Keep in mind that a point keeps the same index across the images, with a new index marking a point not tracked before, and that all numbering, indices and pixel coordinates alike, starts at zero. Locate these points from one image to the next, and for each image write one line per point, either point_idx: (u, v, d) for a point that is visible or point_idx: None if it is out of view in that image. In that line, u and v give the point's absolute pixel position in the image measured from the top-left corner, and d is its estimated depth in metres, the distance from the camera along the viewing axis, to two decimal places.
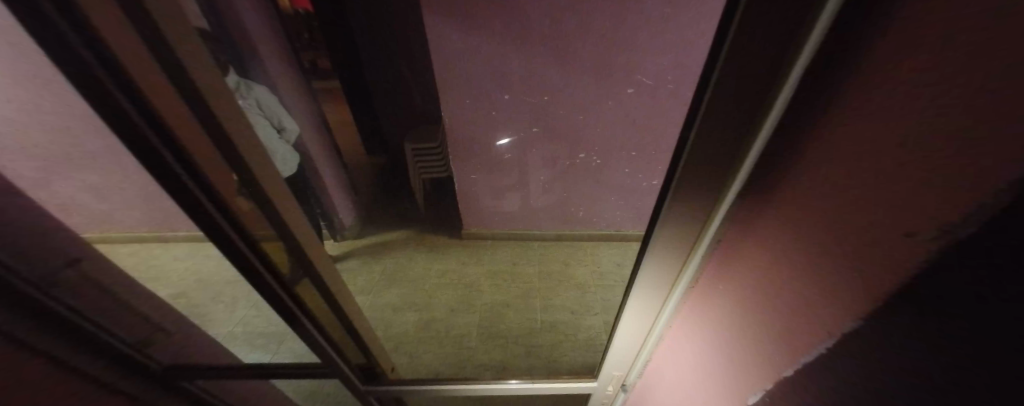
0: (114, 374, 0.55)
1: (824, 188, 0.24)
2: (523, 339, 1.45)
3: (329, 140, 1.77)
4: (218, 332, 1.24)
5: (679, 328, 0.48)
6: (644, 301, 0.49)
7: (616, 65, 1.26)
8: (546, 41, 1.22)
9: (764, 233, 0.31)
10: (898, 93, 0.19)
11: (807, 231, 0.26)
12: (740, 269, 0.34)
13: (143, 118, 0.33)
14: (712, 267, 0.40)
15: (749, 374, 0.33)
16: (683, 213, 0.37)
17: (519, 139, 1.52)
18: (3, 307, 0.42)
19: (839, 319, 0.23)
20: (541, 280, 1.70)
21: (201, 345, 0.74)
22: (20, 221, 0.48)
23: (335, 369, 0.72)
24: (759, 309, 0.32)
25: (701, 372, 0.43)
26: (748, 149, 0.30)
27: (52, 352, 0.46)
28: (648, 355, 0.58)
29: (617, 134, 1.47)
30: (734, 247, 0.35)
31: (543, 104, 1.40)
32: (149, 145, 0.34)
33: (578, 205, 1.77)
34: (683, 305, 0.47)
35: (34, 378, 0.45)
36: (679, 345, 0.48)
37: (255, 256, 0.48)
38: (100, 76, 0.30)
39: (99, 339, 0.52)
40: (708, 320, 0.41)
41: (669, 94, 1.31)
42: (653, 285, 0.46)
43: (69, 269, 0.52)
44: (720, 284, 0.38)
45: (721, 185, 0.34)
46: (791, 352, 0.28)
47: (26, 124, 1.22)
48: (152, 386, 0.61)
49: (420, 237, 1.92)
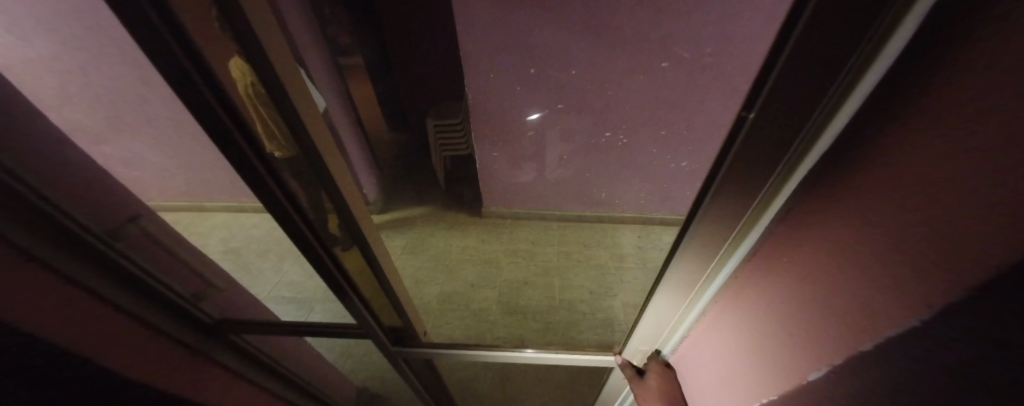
0: (175, 325, 0.59)
1: (904, 180, 0.22)
2: (543, 315, 1.48)
3: (353, 113, 1.79)
4: (258, 292, 1.33)
5: (721, 308, 0.45)
6: (685, 275, 0.47)
7: (651, 38, 1.19)
8: (578, 11, 1.16)
9: (827, 225, 0.28)
10: (999, 75, 0.17)
11: (885, 224, 0.23)
12: (801, 251, 0.31)
13: (206, 83, 0.35)
14: (765, 248, 0.36)
15: (804, 354, 0.31)
16: (738, 199, 0.35)
17: (544, 115, 1.50)
18: (73, 255, 0.45)
19: (901, 315, 0.22)
20: (560, 260, 1.70)
21: (248, 301, 0.80)
22: (92, 179, 0.52)
23: (370, 331, 0.75)
24: (808, 295, 0.31)
25: (746, 350, 0.41)
26: (813, 144, 0.28)
27: (118, 302, 0.50)
28: (681, 334, 0.56)
29: (645, 112, 1.43)
30: (795, 233, 0.32)
31: (570, 79, 1.36)
32: (212, 111, 0.37)
33: (601, 186, 1.75)
34: (727, 286, 0.44)
35: (114, 321, 0.49)
36: (720, 324, 0.46)
37: (305, 223, 0.52)
38: (171, 45, 0.31)
39: (158, 292, 0.56)
40: (756, 300, 0.38)
41: (706, 68, 1.24)
42: (699, 260, 0.44)
43: (132, 224, 0.56)
44: (776, 264, 0.35)
45: (777, 176, 0.32)
46: (853, 338, 0.26)
47: (94, 91, 1.32)
48: (206, 337, 0.65)
49: (441, 213, 1.95)
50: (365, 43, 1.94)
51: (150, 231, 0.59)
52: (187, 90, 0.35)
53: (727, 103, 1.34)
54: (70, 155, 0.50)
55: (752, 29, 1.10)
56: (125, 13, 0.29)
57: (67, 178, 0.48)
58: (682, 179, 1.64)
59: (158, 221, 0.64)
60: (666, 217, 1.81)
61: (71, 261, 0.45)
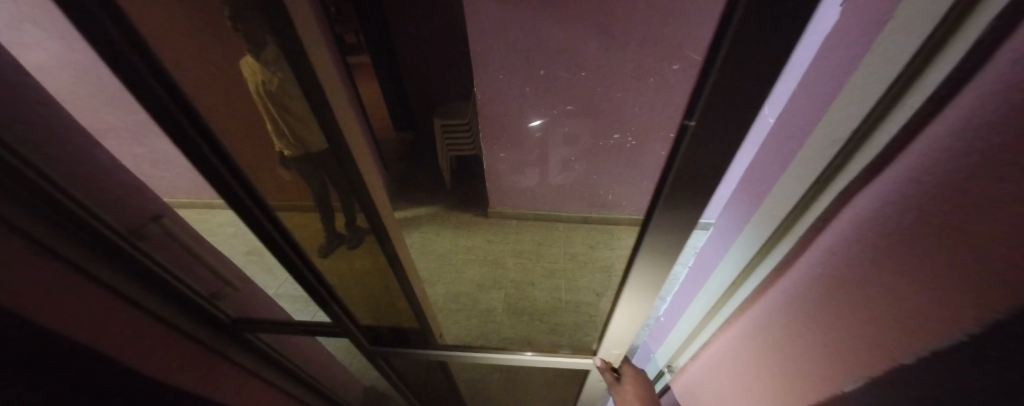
0: (191, 322, 0.59)
1: (993, 177, 0.23)
2: (547, 317, 1.50)
3: (361, 113, 1.79)
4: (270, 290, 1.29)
5: (768, 304, 0.48)
6: (738, 263, 0.50)
7: (663, 40, 1.18)
8: (590, 12, 1.17)
9: (888, 223, 0.31)
10: None
11: (946, 226, 0.26)
12: (859, 253, 0.34)
13: (164, 89, 0.37)
14: (821, 248, 0.39)
15: (853, 354, 0.34)
16: (800, 173, 0.39)
17: (552, 117, 1.51)
18: (92, 253, 0.45)
19: (965, 315, 0.23)
20: (567, 261, 1.70)
21: (263, 300, 0.80)
22: (114, 179, 0.52)
23: (345, 330, 0.78)
24: (864, 295, 0.33)
25: (791, 346, 0.43)
26: (882, 122, 0.31)
27: (136, 300, 0.50)
28: (721, 325, 0.59)
29: (655, 113, 1.43)
30: (852, 230, 0.35)
31: (579, 80, 1.36)
32: (171, 116, 0.38)
33: (608, 187, 1.74)
34: (779, 282, 0.46)
35: (132, 320, 0.49)
36: (764, 320, 0.49)
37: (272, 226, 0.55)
38: (130, 55, 0.33)
39: (176, 290, 0.57)
40: (808, 299, 0.41)
41: None
42: (752, 248, 0.47)
43: (152, 223, 0.56)
44: (831, 265, 0.37)
45: (842, 156, 0.35)
46: (908, 340, 0.28)
47: None
48: (222, 337, 0.66)
49: (446, 212, 1.89)
50: (373, 43, 1.95)
51: (170, 230, 0.59)
52: (145, 96, 0.37)
53: None
54: (93, 155, 0.50)
55: None
56: (93, 40, 0.32)
57: (88, 178, 0.47)
58: None
59: (177, 220, 0.64)
60: None
61: (91, 259, 0.45)
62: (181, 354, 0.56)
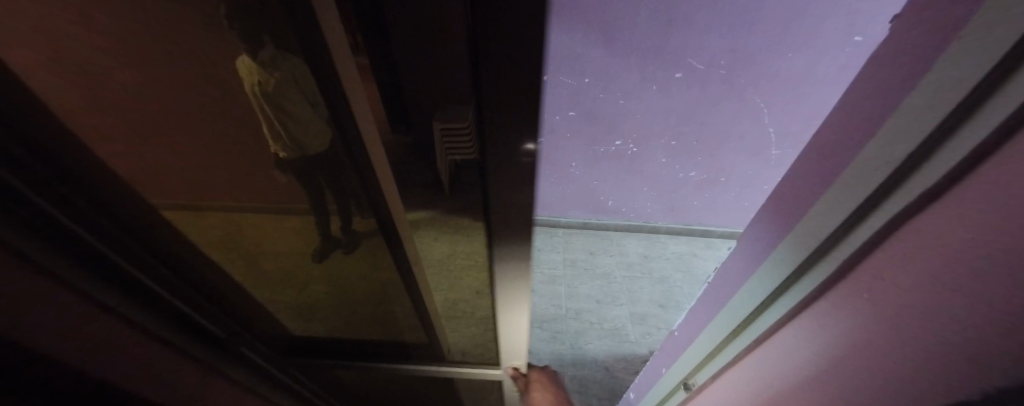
0: (197, 348, 0.53)
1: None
2: (550, 324, 1.44)
3: None
4: None
5: (809, 321, 0.48)
6: (782, 271, 0.50)
7: (667, 48, 1.24)
8: (595, 20, 1.20)
9: (935, 231, 0.31)
10: None
11: (996, 254, 0.26)
12: (906, 270, 0.34)
13: (34, 146, 0.29)
14: (872, 266, 0.39)
15: (905, 378, 0.34)
16: (844, 186, 0.39)
17: (554, 124, 1.51)
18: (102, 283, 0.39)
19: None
20: (566, 267, 1.69)
21: None
22: None
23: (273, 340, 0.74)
24: (916, 317, 0.34)
25: (834, 363, 0.43)
26: (930, 157, 0.30)
27: (145, 326, 0.44)
28: (750, 336, 0.59)
29: (656, 122, 1.46)
30: (903, 248, 0.35)
31: (583, 87, 1.38)
32: (66, 164, 0.32)
33: (607, 195, 1.76)
34: (822, 299, 0.46)
35: (136, 351, 0.43)
36: (805, 335, 0.48)
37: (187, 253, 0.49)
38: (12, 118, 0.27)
39: (183, 314, 0.50)
40: (856, 318, 0.40)
41: (719, 80, 1.30)
42: (798, 253, 0.47)
43: None
44: (882, 284, 0.37)
45: (894, 181, 0.34)
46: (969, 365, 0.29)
47: None
48: (224, 356, 0.60)
49: None
50: None
51: None
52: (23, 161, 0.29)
53: (734, 113, 1.40)
54: None
55: (764, 40, 1.18)
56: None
57: None
58: (689, 187, 1.68)
59: None
60: (670, 225, 1.85)
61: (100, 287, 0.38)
62: (186, 383, 0.52)
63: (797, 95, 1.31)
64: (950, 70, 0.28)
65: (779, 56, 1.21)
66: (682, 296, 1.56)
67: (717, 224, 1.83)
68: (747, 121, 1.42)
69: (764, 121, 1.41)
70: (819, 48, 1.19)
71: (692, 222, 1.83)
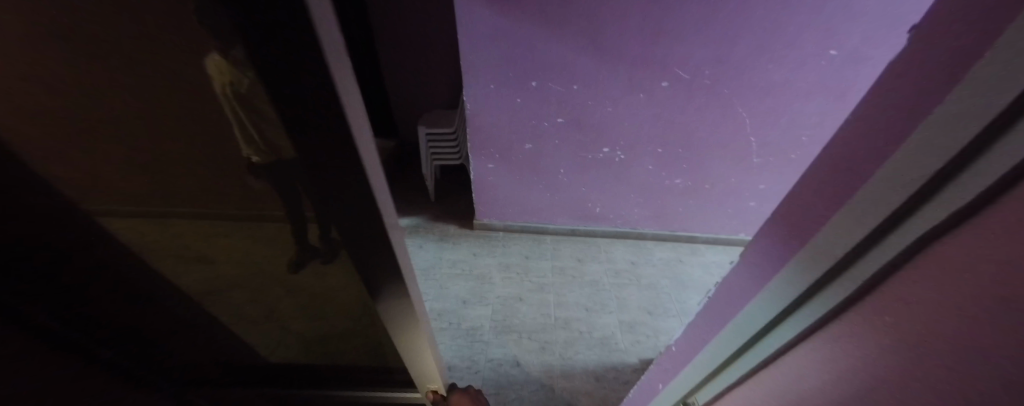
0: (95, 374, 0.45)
1: None
2: (538, 335, 1.38)
3: None
4: None
5: (781, 374, 0.42)
6: (748, 319, 0.44)
7: (654, 57, 1.25)
8: (583, 27, 1.20)
9: (913, 303, 0.27)
10: None
11: (987, 344, 0.22)
12: (883, 340, 0.30)
13: None
14: (845, 326, 0.33)
15: None
16: (809, 248, 0.35)
17: (542, 131, 1.50)
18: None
19: None
20: (554, 276, 1.66)
21: None
22: None
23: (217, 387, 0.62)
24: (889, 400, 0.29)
25: None
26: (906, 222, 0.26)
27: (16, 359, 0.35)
28: (723, 383, 0.53)
29: (642, 130, 1.46)
30: (879, 312, 0.30)
31: (572, 94, 1.37)
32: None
33: (595, 201, 1.76)
34: (796, 352, 0.40)
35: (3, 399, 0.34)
36: (777, 388, 0.43)
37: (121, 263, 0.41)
38: None
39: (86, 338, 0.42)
40: (829, 384, 0.35)
41: (704, 90, 1.33)
42: (764, 306, 0.42)
43: None
44: (856, 352, 0.32)
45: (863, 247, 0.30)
46: None
47: None
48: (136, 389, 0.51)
49: (430, 225, 1.93)
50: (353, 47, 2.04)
51: None
52: None
53: (719, 123, 1.42)
54: None
55: (746, 51, 1.22)
56: None
57: None
58: (675, 194, 1.69)
59: None
60: (657, 232, 1.86)
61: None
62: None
63: (777, 105, 1.35)
64: (942, 113, 0.23)
65: (759, 67, 1.26)
66: (669, 303, 1.55)
67: (701, 231, 1.84)
68: (730, 130, 1.44)
69: (746, 131, 1.44)
70: (797, 60, 1.24)
71: (677, 229, 1.84)
